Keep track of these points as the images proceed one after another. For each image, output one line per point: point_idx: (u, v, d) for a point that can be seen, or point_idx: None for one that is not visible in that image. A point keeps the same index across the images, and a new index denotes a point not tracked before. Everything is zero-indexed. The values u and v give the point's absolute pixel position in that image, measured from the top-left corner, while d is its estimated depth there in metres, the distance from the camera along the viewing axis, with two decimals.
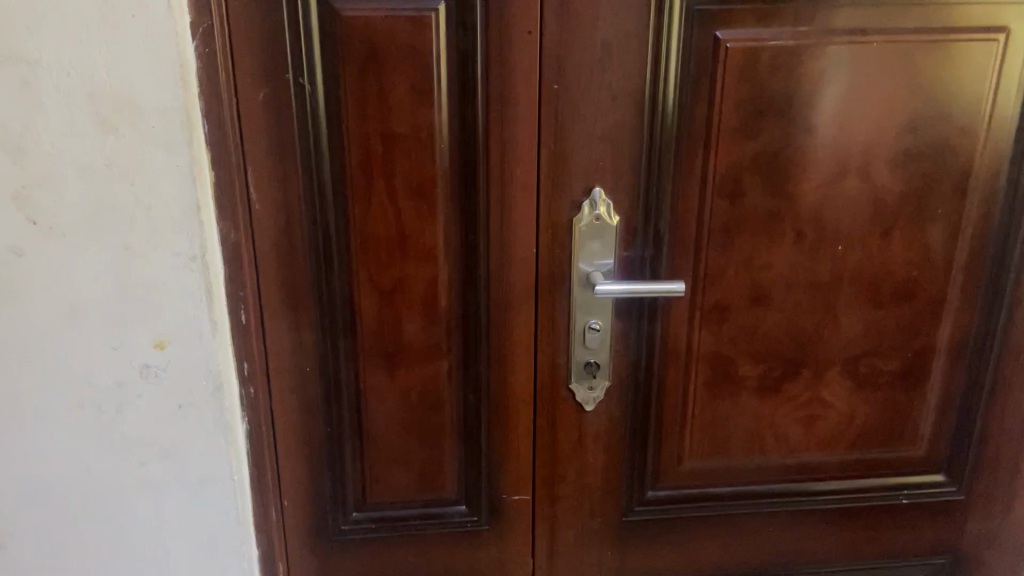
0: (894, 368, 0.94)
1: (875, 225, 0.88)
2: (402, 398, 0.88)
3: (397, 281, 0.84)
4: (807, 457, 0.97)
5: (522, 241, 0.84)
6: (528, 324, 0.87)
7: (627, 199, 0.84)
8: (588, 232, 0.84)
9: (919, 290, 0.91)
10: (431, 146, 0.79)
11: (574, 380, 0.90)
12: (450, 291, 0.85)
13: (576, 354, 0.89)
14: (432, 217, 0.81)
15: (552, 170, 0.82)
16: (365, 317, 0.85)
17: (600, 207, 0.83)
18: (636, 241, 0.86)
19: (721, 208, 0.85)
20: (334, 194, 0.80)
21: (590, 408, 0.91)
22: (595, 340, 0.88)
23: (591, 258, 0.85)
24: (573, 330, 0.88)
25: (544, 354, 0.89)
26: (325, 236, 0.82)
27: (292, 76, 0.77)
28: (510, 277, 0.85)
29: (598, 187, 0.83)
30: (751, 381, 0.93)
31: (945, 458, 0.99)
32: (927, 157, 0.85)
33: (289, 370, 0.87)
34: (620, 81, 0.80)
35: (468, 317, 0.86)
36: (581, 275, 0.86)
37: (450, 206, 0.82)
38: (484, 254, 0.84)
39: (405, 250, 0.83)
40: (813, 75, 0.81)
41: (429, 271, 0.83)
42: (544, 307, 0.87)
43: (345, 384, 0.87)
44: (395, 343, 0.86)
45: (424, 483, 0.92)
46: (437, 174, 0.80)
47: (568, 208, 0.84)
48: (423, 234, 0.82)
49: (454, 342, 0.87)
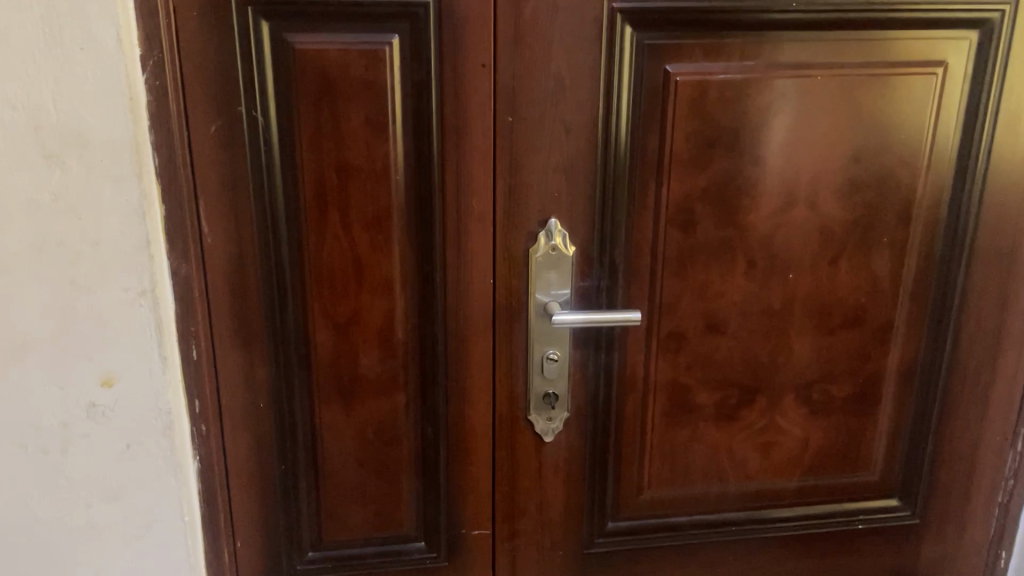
0: (847, 394, 0.96)
1: (825, 253, 0.89)
2: (359, 433, 0.87)
3: (353, 314, 0.83)
4: (764, 484, 0.98)
5: (479, 273, 0.84)
6: (486, 355, 0.87)
7: (583, 230, 0.85)
8: (544, 263, 0.84)
9: (869, 317, 0.93)
10: (387, 179, 0.79)
11: (533, 412, 0.89)
12: (407, 323, 0.84)
13: (535, 385, 0.88)
14: (389, 249, 0.81)
15: (508, 201, 0.82)
16: (321, 351, 0.84)
17: (556, 237, 0.83)
18: (592, 271, 0.86)
19: (676, 237, 0.86)
20: (288, 227, 0.79)
21: (549, 439, 0.91)
22: (553, 371, 0.88)
23: (547, 288, 0.85)
24: (531, 360, 0.88)
25: (502, 386, 0.89)
26: (279, 270, 0.81)
27: (245, 108, 0.76)
28: (467, 309, 0.85)
29: (554, 218, 0.83)
30: (708, 409, 0.94)
31: (899, 482, 1.01)
32: (872, 186, 0.88)
33: (242, 408, 0.85)
34: (574, 113, 0.81)
35: (425, 349, 0.85)
36: (539, 305, 0.86)
37: (406, 238, 0.81)
38: (441, 286, 0.83)
39: (361, 282, 0.82)
40: (761, 107, 0.83)
41: (385, 303, 0.83)
42: (502, 338, 0.87)
43: (300, 420, 0.86)
44: (352, 377, 0.85)
45: (382, 519, 0.91)
46: (393, 206, 0.80)
47: (524, 239, 0.84)
48: (379, 266, 0.81)
49: (412, 375, 0.86)
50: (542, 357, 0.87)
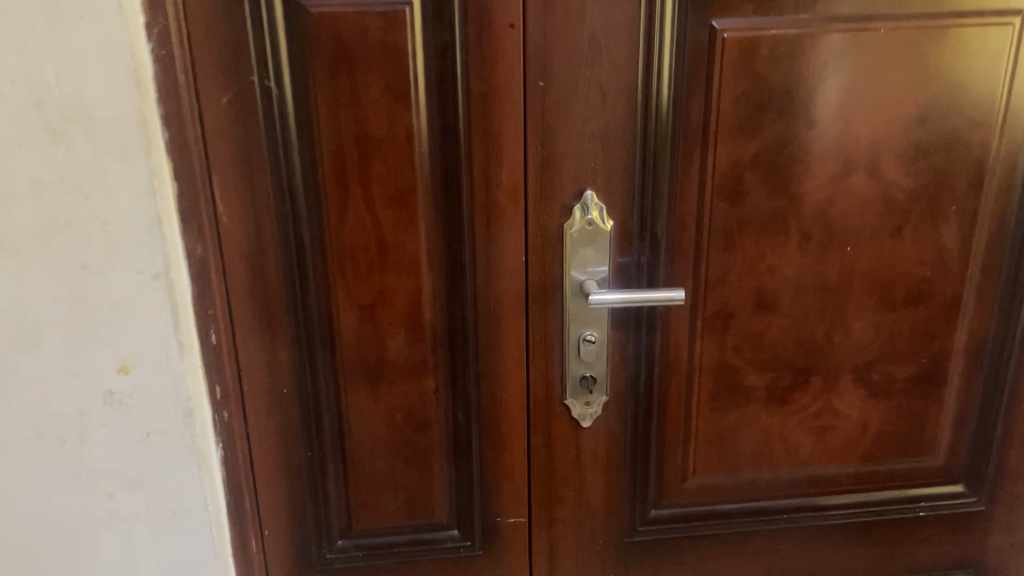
0: (909, 375, 0.89)
1: (886, 223, 0.82)
2: (388, 419, 0.83)
3: (378, 295, 0.78)
4: (819, 470, 0.92)
5: (511, 250, 0.78)
6: (520, 337, 0.82)
7: (622, 202, 0.79)
8: (580, 239, 0.79)
9: (934, 292, 0.86)
10: (410, 151, 0.74)
11: (569, 396, 0.84)
12: (434, 304, 0.79)
13: (572, 368, 0.83)
14: (414, 225, 0.76)
15: (541, 173, 0.77)
16: (345, 335, 0.79)
17: (593, 211, 0.78)
18: (631, 245, 0.80)
19: (723, 209, 0.80)
20: (306, 203, 0.75)
21: (587, 424, 0.86)
22: (590, 353, 0.82)
23: (583, 266, 0.80)
24: (567, 342, 0.82)
25: (537, 370, 0.84)
26: (297, 249, 0.76)
27: (258, 78, 0.71)
28: (499, 288, 0.80)
29: (590, 190, 0.78)
30: (757, 391, 0.88)
31: (964, 467, 0.94)
32: (940, 150, 0.80)
33: (265, 395, 0.81)
34: (611, 77, 0.75)
35: (454, 331, 0.81)
36: (575, 283, 0.80)
37: (431, 214, 0.76)
38: (470, 265, 0.78)
39: (386, 262, 0.77)
40: (816, 65, 0.76)
41: (412, 284, 0.78)
42: (536, 319, 0.82)
43: (326, 406, 0.82)
44: (379, 362, 0.81)
45: (414, 507, 0.87)
46: (417, 180, 0.75)
47: (558, 213, 0.78)
48: (404, 244, 0.77)
49: (441, 358, 0.82)
50: (579, 339, 0.82)
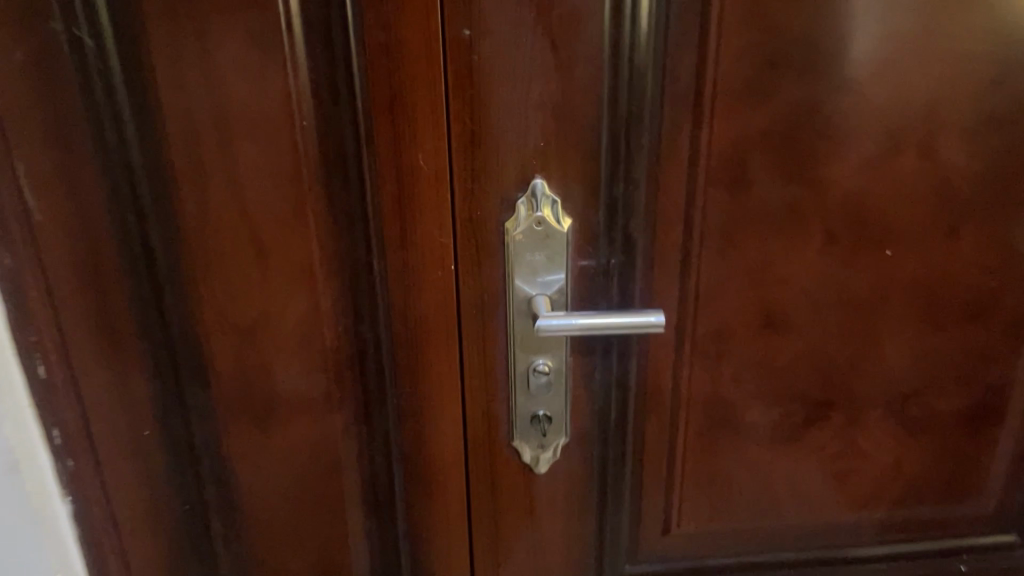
0: (956, 408, 0.70)
1: (938, 220, 0.62)
2: (283, 463, 0.65)
3: (260, 314, 0.60)
4: (838, 521, 0.73)
5: (434, 256, 0.59)
6: (451, 364, 0.63)
7: (584, 193, 0.58)
8: (527, 244, 0.59)
9: (996, 308, 0.66)
10: (290, 128, 0.55)
11: (518, 438, 0.66)
12: (335, 321, 0.61)
13: (520, 404, 0.65)
14: (299, 222, 0.57)
15: (471, 154, 0.57)
16: (221, 361, 0.61)
17: (545, 207, 0.58)
18: (597, 249, 0.60)
19: (721, 202, 0.59)
20: (152, 195, 0.56)
21: (543, 471, 0.67)
22: (544, 387, 0.64)
23: (532, 277, 0.60)
24: (513, 372, 0.63)
25: (475, 404, 0.65)
26: (146, 254, 0.57)
27: (63, 24, 0.51)
28: (420, 303, 0.61)
29: (539, 177, 0.58)
30: (762, 429, 0.68)
31: (1017, 514, 0.75)
32: (1019, 122, 0.59)
33: (115, 442, 0.62)
34: (566, 23, 0.54)
35: (364, 354, 0.62)
36: (522, 299, 0.61)
37: (323, 206, 0.57)
38: (380, 275, 0.59)
39: (266, 269, 0.59)
40: (854, 6, 0.54)
41: (302, 297, 0.60)
42: (471, 340, 0.63)
43: (203, 446, 0.64)
44: (268, 396, 0.63)
45: (325, 567, 0.69)
46: (300, 162, 0.56)
47: (497, 207, 0.58)
48: (288, 245, 0.58)
49: (349, 387, 0.63)
50: (528, 369, 0.63)
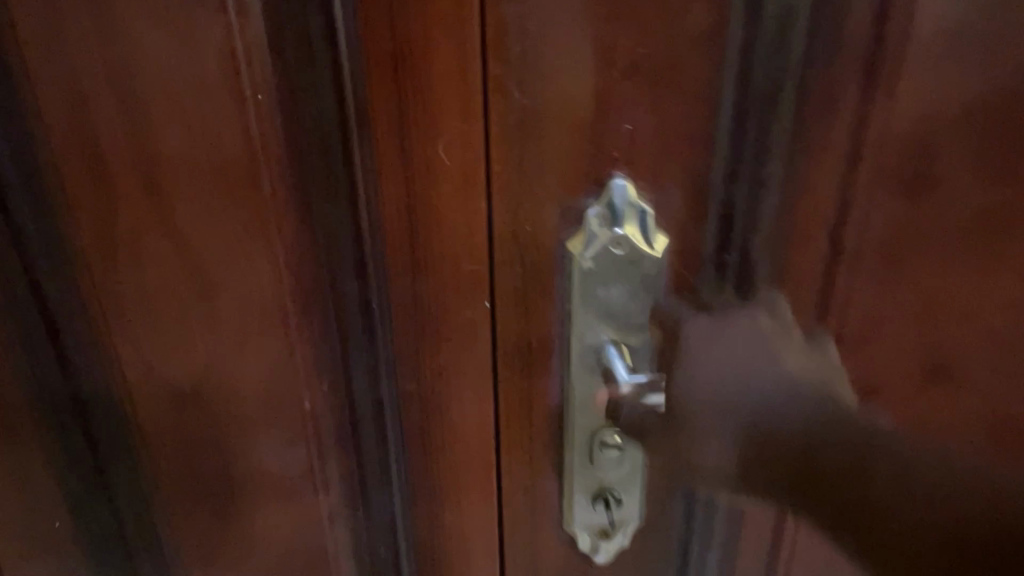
0: None
1: None
2: (247, 553, 0.48)
3: (209, 363, 0.42)
4: None
5: (459, 288, 0.40)
6: (481, 430, 0.45)
7: (688, 199, 0.39)
8: (600, 275, 0.39)
9: None
10: (237, 101, 0.36)
11: (574, 525, 0.47)
12: (317, 374, 0.43)
13: (576, 479, 0.46)
14: (258, 240, 0.39)
15: (519, 144, 0.37)
16: (156, 426, 0.44)
17: (628, 222, 0.38)
18: (701, 278, 0.41)
19: (887, 208, 0.40)
20: (38, 201, 0.38)
21: (603, 560, 0.49)
22: (612, 461, 0.45)
23: (604, 319, 0.41)
24: (569, 439, 0.44)
25: (513, 483, 0.47)
26: (34, 282, 0.40)
27: None
28: (438, 352, 0.42)
29: (621, 176, 0.38)
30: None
31: None
32: None
33: (10, 525, 0.46)
34: None
35: (357, 416, 0.44)
36: (588, 349, 0.42)
37: (295, 217, 0.39)
38: (379, 314, 0.41)
39: (213, 306, 0.41)
40: None
41: (269, 342, 0.42)
42: (512, 401, 0.44)
43: (135, 536, 0.47)
44: (223, 468, 0.45)
45: None
46: (258, 152, 0.37)
47: (557, 219, 0.39)
48: (245, 273, 0.40)
49: (339, 457, 0.45)
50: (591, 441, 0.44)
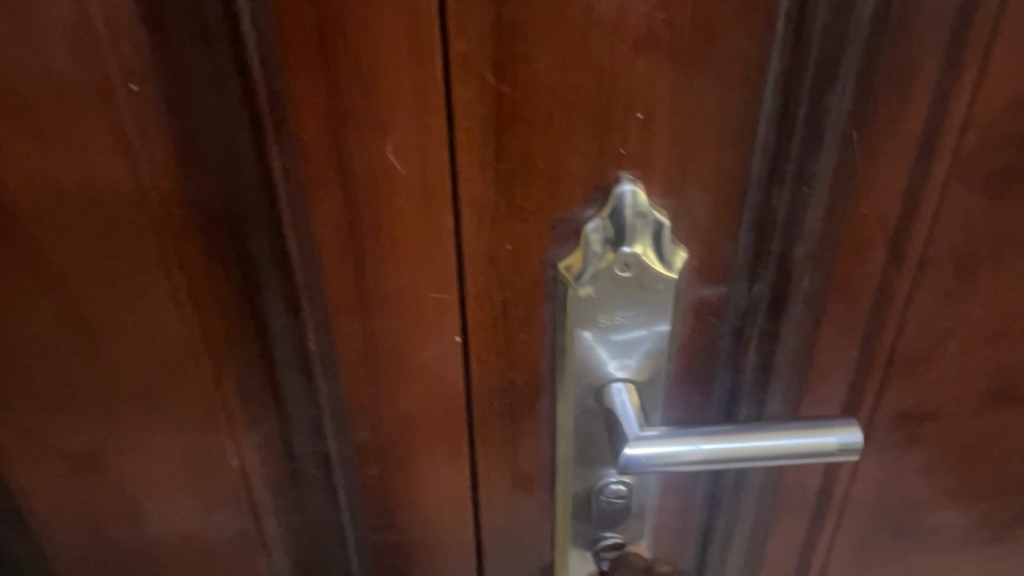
0: None
1: None
2: None
3: (104, 415, 0.33)
4: None
5: (421, 324, 0.31)
6: (454, 486, 0.36)
7: (713, 206, 0.30)
8: (604, 304, 0.31)
9: None
10: (106, 99, 0.26)
11: None
12: (245, 422, 0.34)
13: (570, 532, 0.37)
14: (152, 269, 0.30)
15: (493, 142, 0.27)
16: (44, 486, 0.35)
17: (638, 239, 0.30)
18: (728, 298, 0.32)
19: (963, 211, 0.31)
20: None
21: None
22: (615, 514, 0.36)
23: (608, 353, 0.32)
24: (560, 490, 0.36)
25: (495, 540, 0.38)
26: None
27: None
28: (397, 401, 0.33)
29: (629, 179, 0.29)
30: (952, 539, 0.43)
31: None
32: None
33: None
34: None
35: (297, 471, 0.35)
36: (587, 390, 0.33)
37: (200, 240, 0.29)
38: (317, 358, 0.31)
39: (101, 348, 0.32)
40: None
41: (178, 390, 0.33)
42: (491, 453, 0.35)
43: None
44: (137, 535, 0.37)
45: None
46: (141, 158, 0.28)
47: (547, 236, 0.30)
48: (138, 310, 0.31)
49: (280, 515, 0.37)
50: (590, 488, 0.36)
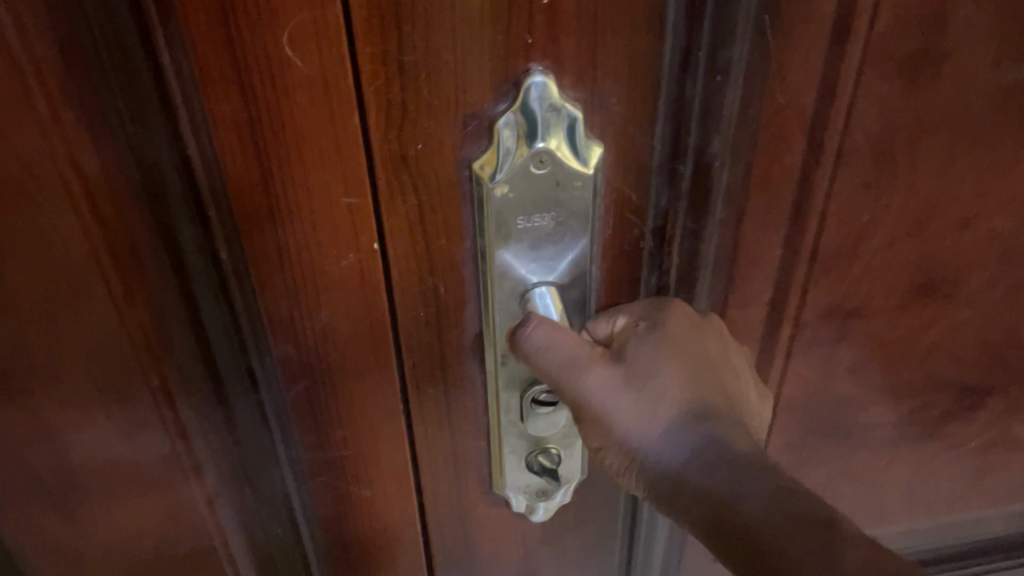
0: None
1: None
2: (123, 547, 0.41)
3: (19, 339, 0.33)
4: (966, 520, 0.51)
5: (334, 228, 0.30)
6: (387, 402, 0.36)
7: (628, 99, 0.29)
8: (521, 204, 0.30)
9: None
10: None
11: (506, 488, 0.39)
12: (165, 340, 0.33)
13: (508, 438, 0.37)
14: (52, 181, 0.29)
15: (391, 32, 0.26)
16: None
17: (551, 135, 0.29)
18: (650, 193, 0.32)
19: (882, 100, 0.31)
20: None
21: (541, 517, 0.41)
22: (550, 417, 0.37)
23: (528, 256, 0.32)
24: (495, 395, 0.36)
25: (433, 455, 0.38)
26: None
27: None
28: (318, 315, 0.32)
29: (539, 70, 0.28)
30: (884, 437, 0.44)
31: None
32: None
33: None
34: None
35: (224, 388, 0.35)
36: (511, 294, 0.33)
37: (101, 150, 0.29)
38: (232, 269, 0.31)
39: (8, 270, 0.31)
40: None
41: (92, 308, 0.32)
42: (421, 363, 0.35)
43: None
44: (68, 463, 0.37)
45: None
46: (27, 65, 0.27)
47: (458, 134, 0.29)
48: (42, 226, 0.30)
49: (210, 433, 0.37)
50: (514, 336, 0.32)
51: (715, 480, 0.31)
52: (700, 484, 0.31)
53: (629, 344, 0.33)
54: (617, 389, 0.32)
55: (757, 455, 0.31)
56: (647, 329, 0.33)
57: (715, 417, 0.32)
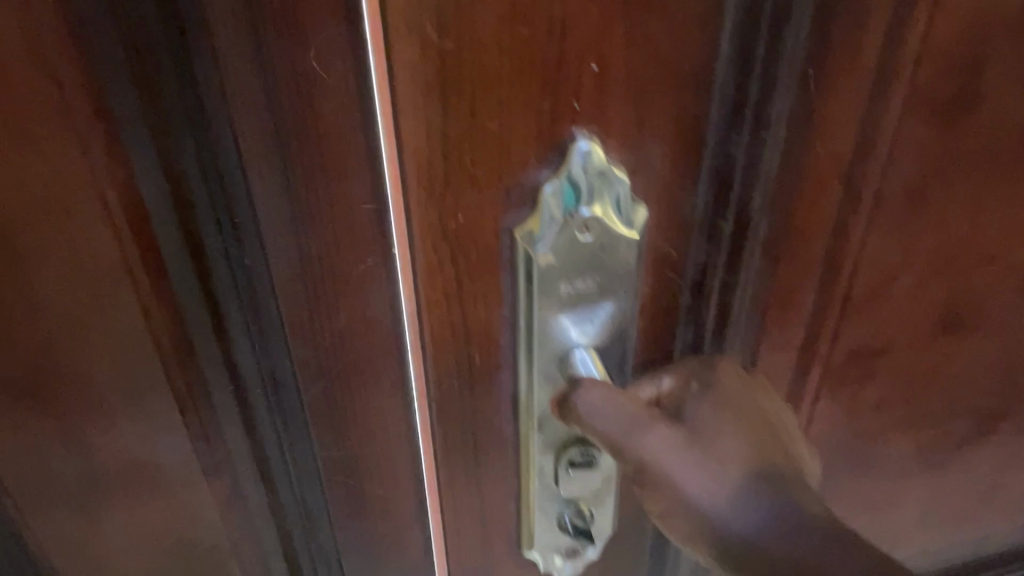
0: None
1: None
2: (151, 548, 0.41)
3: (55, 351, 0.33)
4: (974, 536, 0.51)
5: (357, 246, 0.30)
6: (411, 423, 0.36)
7: (673, 156, 0.29)
8: (565, 270, 0.30)
9: None
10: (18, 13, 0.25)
11: (538, 547, 0.40)
12: (197, 348, 0.34)
13: (541, 503, 0.38)
14: (95, 200, 0.29)
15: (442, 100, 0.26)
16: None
17: (596, 202, 0.29)
18: (690, 254, 0.32)
19: (919, 153, 0.31)
20: None
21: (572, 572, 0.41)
22: (583, 481, 0.37)
23: (570, 321, 0.32)
24: (530, 464, 0.36)
25: (457, 497, 0.38)
26: None
27: None
28: (344, 337, 0.33)
29: (584, 134, 0.28)
30: (901, 464, 0.44)
31: None
32: None
33: None
34: None
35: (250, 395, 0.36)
36: (552, 356, 0.32)
37: (142, 170, 0.29)
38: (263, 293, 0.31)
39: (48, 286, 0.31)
40: None
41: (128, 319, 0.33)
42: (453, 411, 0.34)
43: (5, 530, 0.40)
44: (99, 468, 0.37)
45: None
46: (75, 90, 0.27)
47: (501, 200, 0.28)
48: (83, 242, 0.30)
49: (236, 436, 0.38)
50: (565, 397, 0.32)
51: (791, 546, 0.29)
52: (774, 546, 0.29)
53: (689, 405, 0.33)
54: (683, 446, 0.31)
55: (840, 521, 0.29)
56: (699, 390, 0.34)
57: (781, 479, 0.31)
